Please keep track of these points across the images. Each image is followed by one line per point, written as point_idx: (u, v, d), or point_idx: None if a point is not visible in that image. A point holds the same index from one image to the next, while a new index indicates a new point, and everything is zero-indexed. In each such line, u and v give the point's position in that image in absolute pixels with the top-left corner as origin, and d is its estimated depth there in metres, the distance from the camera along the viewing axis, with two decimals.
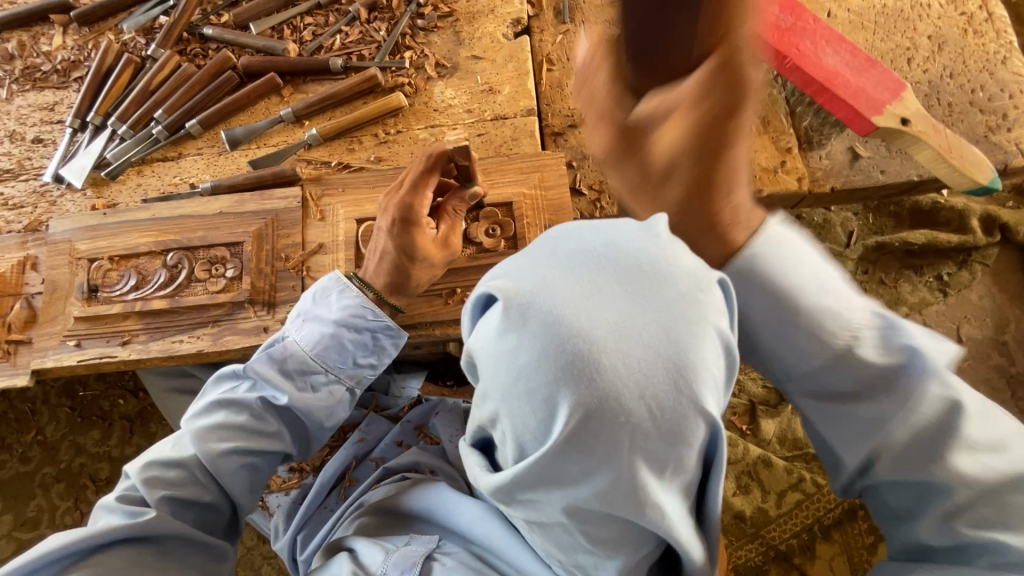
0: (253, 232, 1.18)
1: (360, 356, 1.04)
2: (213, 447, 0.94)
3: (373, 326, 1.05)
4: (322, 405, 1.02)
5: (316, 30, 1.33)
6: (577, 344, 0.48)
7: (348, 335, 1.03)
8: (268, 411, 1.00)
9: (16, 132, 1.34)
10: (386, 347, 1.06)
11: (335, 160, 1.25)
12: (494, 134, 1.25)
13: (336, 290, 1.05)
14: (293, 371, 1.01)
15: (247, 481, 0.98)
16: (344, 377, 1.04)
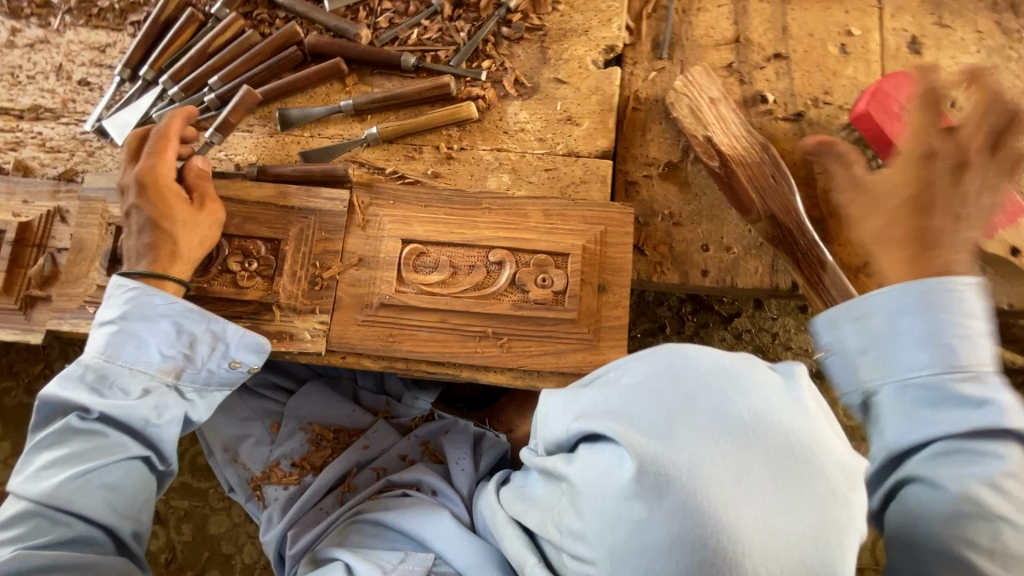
0: (294, 232, 1.11)
1: (165, 347, 0.96)
2: (50, 484, 0.84)
3: (164, 312, 0.96)
4: (137, 403, 0.91)
5: (393, 17, 1.23)
6: (719, 539, 0.57)
7: (140, 327, 0.95)
8: (84, 426, 0.89)
9: (63, 68, 1.27)
10: (193, 330, 0.97)
11: (390, 167, 1.17)
12: (563, 171, 1.15)
13: (112, 294, 0.98)
14: (106, 375, 0.93)
15: (114, 495, 0.88)
16: (155, 372, 0.95)
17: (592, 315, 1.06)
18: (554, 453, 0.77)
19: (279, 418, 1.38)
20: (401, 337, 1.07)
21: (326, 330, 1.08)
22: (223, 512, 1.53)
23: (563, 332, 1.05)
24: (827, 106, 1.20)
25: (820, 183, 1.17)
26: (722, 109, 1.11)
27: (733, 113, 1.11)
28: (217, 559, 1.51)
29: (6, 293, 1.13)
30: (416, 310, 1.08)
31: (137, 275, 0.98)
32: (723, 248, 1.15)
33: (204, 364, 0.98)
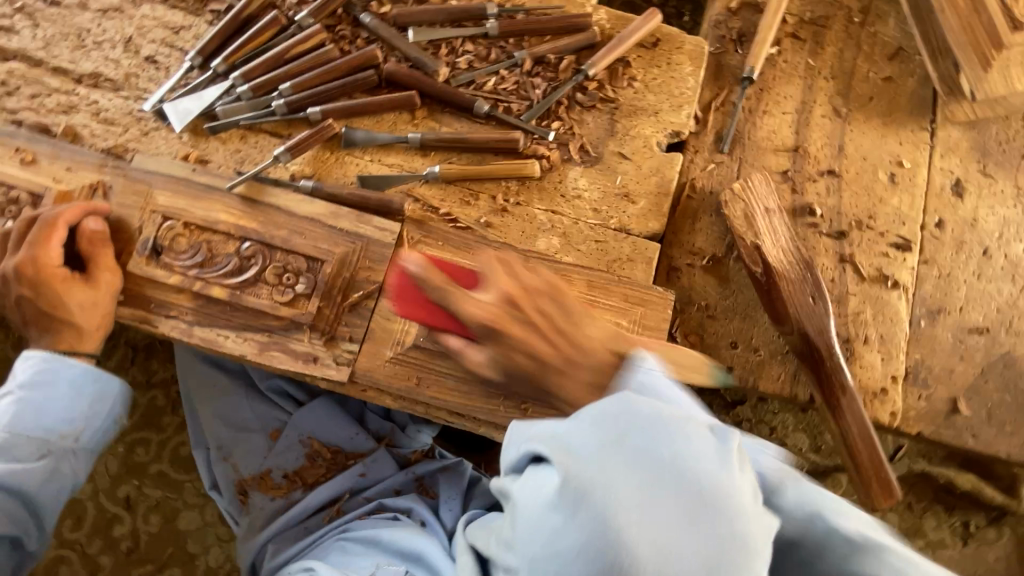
0: (338, 255, 1.11)
1: (52, 423, 1.04)
2: None
3: (56, 365, 1.05)
4: (32, 443, 1.02)
5: (473, 60, 1.24)
6: (620, 566, 0.52)
7: (40, 387, 1.04)
8: None
9: (132, 41, 1.25)
10: (56, 381, 1.05)
11: (444, 208, 1.18)
12: (611, 246, 1.17)
13: (23, 361, 1.06)
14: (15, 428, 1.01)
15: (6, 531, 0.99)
16: (31, 433, 1.02)
17: None
18: (505, 475, 0.69)
19: (280, 426, 1.34)
20: (428, 380, 1.08)
21: (352, 359, 1.08)
22: (195, 509, 1.49)
23: None
24: (869, 230, 1.24)
25: (851, 303, 1.21)
26: (775, 220, 1.16)
27: (784, 226, 1.16)
28: (180, 557, 1.47)
29: None
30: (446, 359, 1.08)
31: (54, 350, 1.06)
32: (750, 349, 1.20)
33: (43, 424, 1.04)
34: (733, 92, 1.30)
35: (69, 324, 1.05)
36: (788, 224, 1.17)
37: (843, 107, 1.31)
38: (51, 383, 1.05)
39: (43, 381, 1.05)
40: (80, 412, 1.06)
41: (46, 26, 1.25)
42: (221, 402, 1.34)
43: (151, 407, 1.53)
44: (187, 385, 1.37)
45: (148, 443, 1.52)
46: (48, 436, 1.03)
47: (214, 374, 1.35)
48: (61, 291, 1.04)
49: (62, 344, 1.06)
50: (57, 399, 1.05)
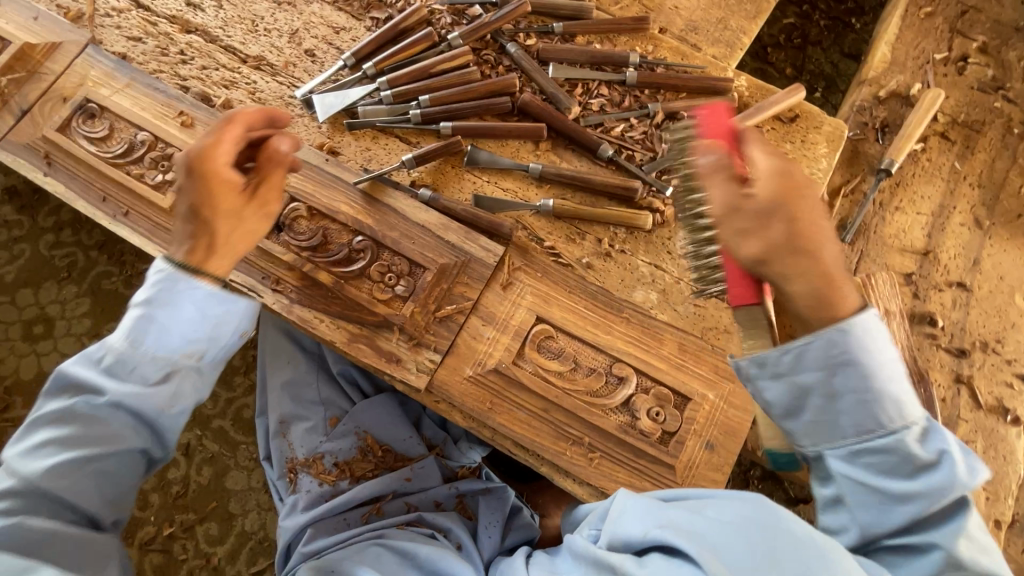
0: (441, 266, 1.14)
1: (193, 331, 0.92)
2: (38, 464, 0.86)
3: (174, 292, 0.91)
4: (160, 395, 0.91)
5: (605, 104, 1.26)
6: None
7: (163, 313, 0.90)
8: (90, 417, 0.89)
9: (297, 34, 1.36)
10: (179, 305, 0.91)
11: (549, 240, 1.19)
12: (710, 313, 1.14)
13: (146, 275, 0.92)
14: (131, 363, 0.89)
15: (103, 487, 0.90)
16: (180, 355, 0.92)
17: (689, 468, 1.03)
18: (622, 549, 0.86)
19: (340, 414, 1.37)
20: (501, 407, 1.08)
21: (432, 369, 1.10)
22: (244, 471, 1.55)
23: (656, 473, 1.03)
24: (994, 354, 1.14)
25: (960, 429, 1.11)
26: (893, 324, 1.09)
27: (902, 332, 1.09)
28: (219, 513, 1.53)
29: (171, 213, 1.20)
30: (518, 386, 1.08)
31: (176, 262, 0.92)
32: None
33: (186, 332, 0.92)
34: (865, 182, 1.25)
35: (211, 230, 0.93)
36: (905, 331, 1.11)
37: (986, 219, 1.22)
38: (174, 302, 0.90)
39: (168, 300, 0.90)
40: (205, 334, 0.93)
41: (228, 9, 1.38)
42: (287, 380, 1.38)
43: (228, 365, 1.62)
44: (262, 355, 1.42)
45: (218, 397, 1.60)
46: (175, 355, 0.91)
47: (290, 349, 1.40)
48: (213, 193, 0.94)
49: (193, 260, 0.92)
50: (182, 324, 0.91)
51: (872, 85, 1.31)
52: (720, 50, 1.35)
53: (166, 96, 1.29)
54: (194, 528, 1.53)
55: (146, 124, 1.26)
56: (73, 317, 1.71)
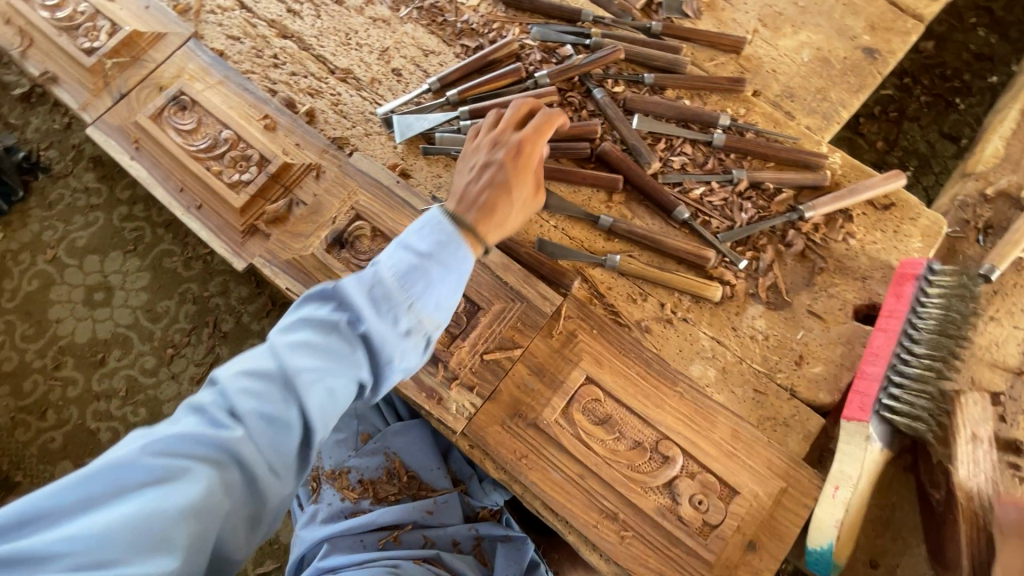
0: (496, 306, 1.11)
1: (439, 293, 0.90)
2: (295, 363, 0.79)
3: (443, 255, 0.90)
4: (403, 339, 0.86)
5: (686, 163, 1.22)
6: None
7: (433, 267, 0.89)
8: (347, 334, 0.84)
9: (388, 52, 1.37)
10: (444, 259, 0.90)
11: (609, 298, 1.15)
12: (771, 402, 1.08)
13: (424, 221, 0.94)
14: (401, 291, 0.86)
15: (329, 404, 0.81)
16: (422, 316, 0.88)
17: (725, 566, 0.97)
18: None
19: (372, 432, 1.36)
20: (535, 464, 1.04)
21: (471, 412, 1.07)
22: None
23: (690, 565, 0.97)
24: None
25: None
26: (980, 450, 1.00)
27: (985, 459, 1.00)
28: None
29: (244, 216, 1.22)
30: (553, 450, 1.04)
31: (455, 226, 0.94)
32: None
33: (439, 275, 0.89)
34: None
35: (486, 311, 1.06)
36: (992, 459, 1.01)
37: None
38: (444, 257, 0.91)
39: (440, 256, 0.90)
40: (447, 303, 0.91)
41: (325, 19, 1.41)
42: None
43: None
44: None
45: None
46: (422, 318, 0.88)
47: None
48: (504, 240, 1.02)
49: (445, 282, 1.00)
50: (441, 287, 0.90)
51: (975, 182, 1.23)
52: (816, 122, 1.29)
53: (253, 97, 1.32)
54: None
55: (229, 122, 1.29)
56: (130, 289, 1.75)
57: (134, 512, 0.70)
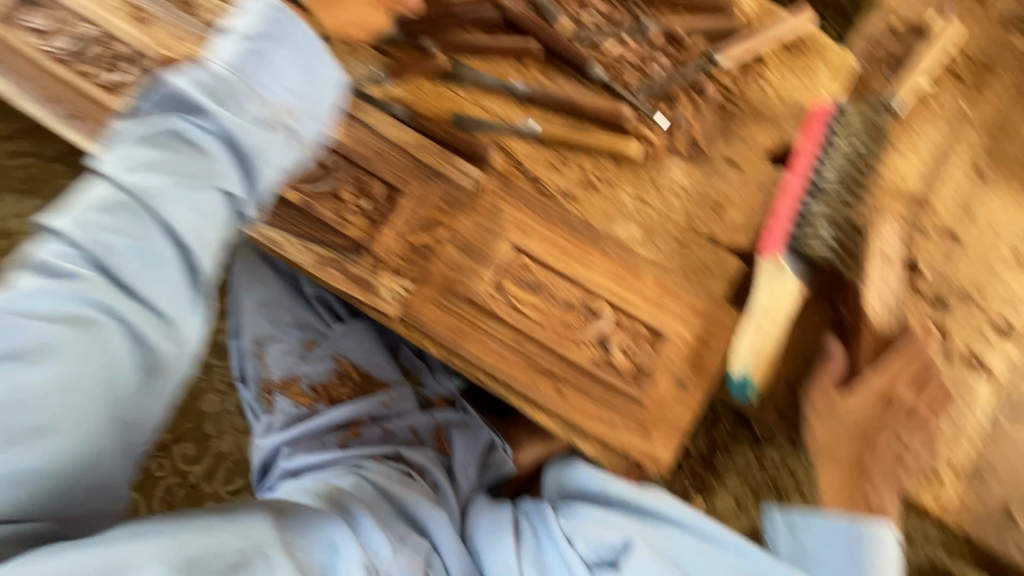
0: (416, 188, 1.08)
1: (297, 81, 0.77)
2: (143, 184, 0.67)
3: (282, 33, 0.78)
4: (264, 136, 0.72)
5: (599, 22, 1.17)
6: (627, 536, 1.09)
7: (273, 46, 0.77)
8: (195, 150, 0.70)
9: None
10: (284, 36, 0.78)
11: (530, 168, 1.12)
12: (693, 251, 1.11)
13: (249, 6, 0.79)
14: (242, 90, 0.72)
15: (205, 227, 0.70)
16: (281, 108, 0.75)
17: (658, 404, 1.04)
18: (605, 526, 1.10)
19: (316, 337, 1.34)
20: (473, 336, 1.05)
21: (404, 297, 1.06)
22: (219, 394, 1.55)
23: (624, 405, 1.04)
24: (973, 306, 1.14)
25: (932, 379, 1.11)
26: (889, 272, 1.07)
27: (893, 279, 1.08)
28: (195, 434, 1.53)
29: None
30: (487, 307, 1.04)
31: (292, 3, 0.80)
32: (803, 395, 1.13)
33: (288, 74, 0.76)
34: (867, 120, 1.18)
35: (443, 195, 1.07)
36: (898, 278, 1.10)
37: (984, 166, 1.17)
38: (282, 38, 0.78)
39: (276, 36, 0.77)
40: (303, 79, 0.78)
41: None
42: (262, 305, 1.33)
43: None
44: (233, 272, 1.35)
45: None
46: (271, 99, 0.74)
47: (264, 273, 1.34)
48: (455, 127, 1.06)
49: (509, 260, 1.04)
50: (281, 62, 0.76)
51: None
52: None
53: None
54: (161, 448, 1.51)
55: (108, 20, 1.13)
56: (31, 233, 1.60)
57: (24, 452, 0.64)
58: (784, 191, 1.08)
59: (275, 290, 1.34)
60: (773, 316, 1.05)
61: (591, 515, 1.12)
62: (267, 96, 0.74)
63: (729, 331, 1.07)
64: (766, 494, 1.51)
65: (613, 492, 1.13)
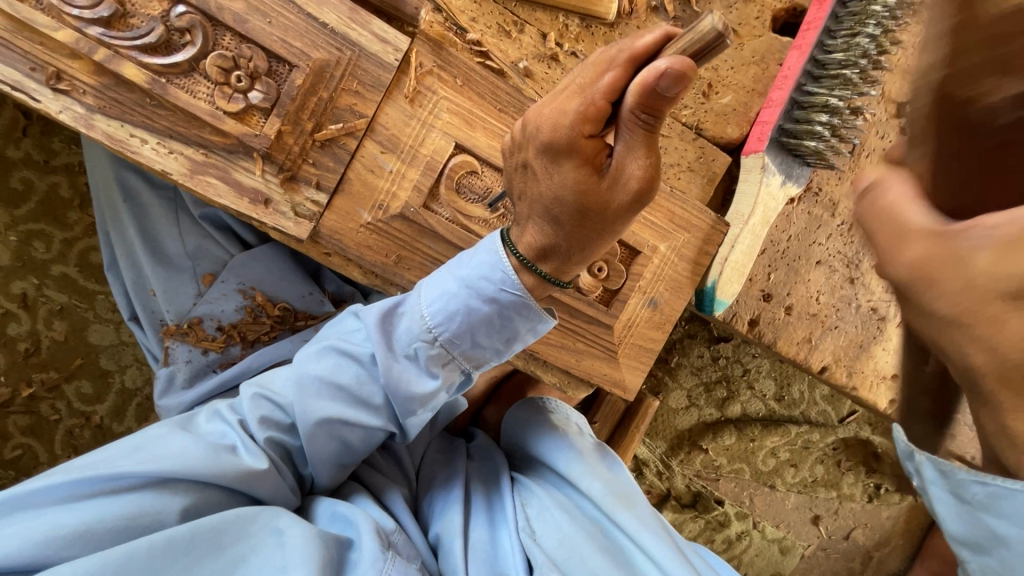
0: (316, 61, 0.78)
1: (481, 336, 0.71)
2: (308, 406, 0.70)
3: (468, 294, 0.69)
4: (427, 386, 0.72)
5: None
6: (587, 523, 0.74)
7: (465, 269, 0.69)
8: (304, 433, 0.71)
9: None
10: (464, 321, 0.69)
11: (473, 33, 0.85)
12: (674, 146, 0.93)
13: (479, 249, 0.71)
14: (395, 339, 0.71)
15: (334, 457, 0.75)
16: (461, 360, 0.73)
17: (627, 328, 0.91)
18: (562, 500, 0.77)
19: (217, 270, 1.12)
20: (411, 261, 0.86)
21: (317, 214, 0.83)
22: (110, 325, 1.30)
23: (591, 334, 0.90)
24: None
25: None
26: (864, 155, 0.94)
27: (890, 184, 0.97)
28: (90, 371, 1.30)
29: None
30: (508, 142, 0.71)
31: (512, 252, 0.69)
32: (780, 305, 1.03)
33: (463, 344, 0.71)
34: None
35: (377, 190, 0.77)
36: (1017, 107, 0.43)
37: None
38: (475, 259, 0.70)
39: (469, 259, 0.70)
40: (513, 292, 0.68)
41: None
42: (140, 237, 1.08)
43: (53, 196, 1.24)
44: (96, 198, 1.08)
45: (50, 239, 1.25)
46: (482, 339, 0.72)
47: (132, 195, 1.07)
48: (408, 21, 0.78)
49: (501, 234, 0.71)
50: (482, 266, 0.69)
51: None
52: None
53: None
54: (49, 390, 1.28)
55: None
56: None
57: (83, 490, 0.62)
58: (782, 75, 0.88)
59: (158, 206, 1.08)
60: (754, 228, 0.93)
61: (553, 495, 0.77)
62: (422, 321, 0.70)
63: (710, 242, 0.93)
64: (718, 389, 1.50)
65: (586, 470, 0.78)
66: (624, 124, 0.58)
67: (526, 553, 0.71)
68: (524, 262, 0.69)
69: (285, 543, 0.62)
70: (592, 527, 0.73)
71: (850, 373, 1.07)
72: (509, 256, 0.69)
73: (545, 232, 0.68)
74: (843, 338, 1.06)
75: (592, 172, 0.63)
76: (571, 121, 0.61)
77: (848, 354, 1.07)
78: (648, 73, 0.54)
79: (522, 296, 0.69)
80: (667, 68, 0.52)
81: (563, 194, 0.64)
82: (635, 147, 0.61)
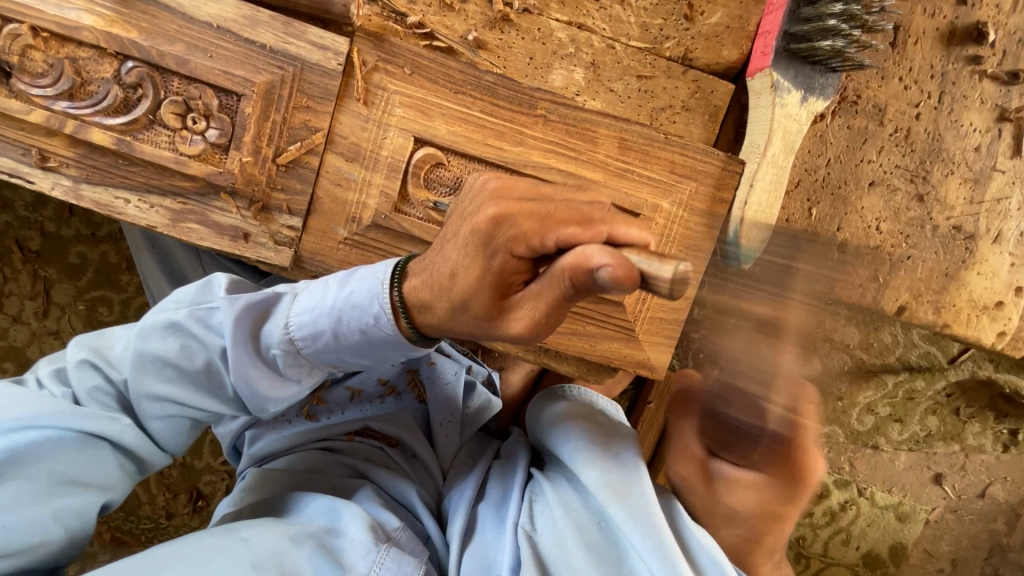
0: (262, 84, 0.77)
1: (345, 353, 0.67)
2: (150, 383, 0.67)
3: (333, 309, 0.64)
4: (275, 386, 0.69)
5: None
6: (592, 518, 0.66)
7: (338, 283, 0.66)
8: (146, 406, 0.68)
9: None
10: (322, 336, 0.66)
11: (415, 15, 0.79)
12: (661, 87, 0.82)
13: (370, 269, 0.66)
14: (263, 343, 0.68)
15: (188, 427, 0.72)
16: (324, 367, 0.70)
17: (642, 301, 0.82)
18: (563, 491, 0.70)
19: None
20: None
21: (295, 239, 0.81)
22: None
23: (600, 314, 0.82)
24: None
25: (992, 185, 0.87)
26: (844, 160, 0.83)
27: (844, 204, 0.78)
28: None
29: None
30: (474, 182, 0.62)
31: (399, 295, 0.62)
32: None
33: (315, 356, 0.68)
34: None
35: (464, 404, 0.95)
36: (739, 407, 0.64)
37: None
38: (352, 279, 0.65)
39: (351, 279, 0.66)
40: (370, 321, 0.63)
41: None
42: (168, 279, 1.13)
43: (104, 264, 1.35)
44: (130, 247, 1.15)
45: (111, 302, 1.37)
46: (339, 357, 0.68)
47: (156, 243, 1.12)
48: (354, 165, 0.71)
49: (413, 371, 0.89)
50: (353, 291, 0.64)
51: None
52: None
53: None
54: None
55: None
56: None
57: None
58: None
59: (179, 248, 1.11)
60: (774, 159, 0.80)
61: (559, 488, 0.71)
62: (281, 329, 0.67)
63: (724, 186, 0.80)
64: None
65: (587, 459, 0.69)
66: (547, 276, 0.51)
67: (518, 544, 0.66)
68: (402, 310, 0.62)
69: (250, 545, 0.61)
70: (588, 525, 0.65)
71: (940, 307, 0.88)
72: (389, 293, 0.63)
73: (428, 291, 0.60)
74: (922, 266, 0.88)
75: (494, 283, 0.56)
76: (509, 231, 0.54)
77: (933, 286, 0.88)
78: (588, 256, 0.48)
79: (392, 335, 0.63)
80: (608, 264, 0.46)
81: (461, 277, 0.57)
82: (541, 297, 0.54)
